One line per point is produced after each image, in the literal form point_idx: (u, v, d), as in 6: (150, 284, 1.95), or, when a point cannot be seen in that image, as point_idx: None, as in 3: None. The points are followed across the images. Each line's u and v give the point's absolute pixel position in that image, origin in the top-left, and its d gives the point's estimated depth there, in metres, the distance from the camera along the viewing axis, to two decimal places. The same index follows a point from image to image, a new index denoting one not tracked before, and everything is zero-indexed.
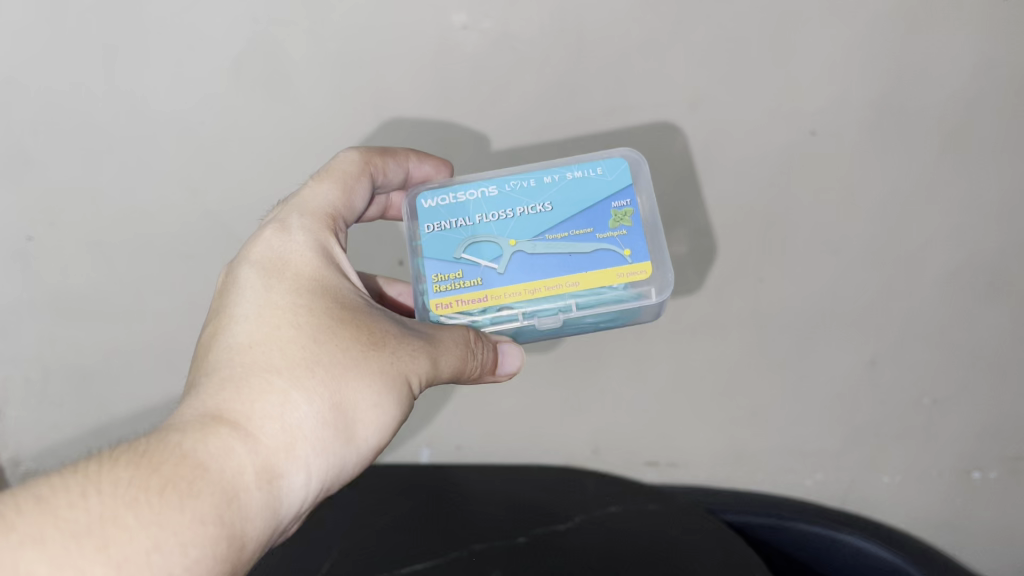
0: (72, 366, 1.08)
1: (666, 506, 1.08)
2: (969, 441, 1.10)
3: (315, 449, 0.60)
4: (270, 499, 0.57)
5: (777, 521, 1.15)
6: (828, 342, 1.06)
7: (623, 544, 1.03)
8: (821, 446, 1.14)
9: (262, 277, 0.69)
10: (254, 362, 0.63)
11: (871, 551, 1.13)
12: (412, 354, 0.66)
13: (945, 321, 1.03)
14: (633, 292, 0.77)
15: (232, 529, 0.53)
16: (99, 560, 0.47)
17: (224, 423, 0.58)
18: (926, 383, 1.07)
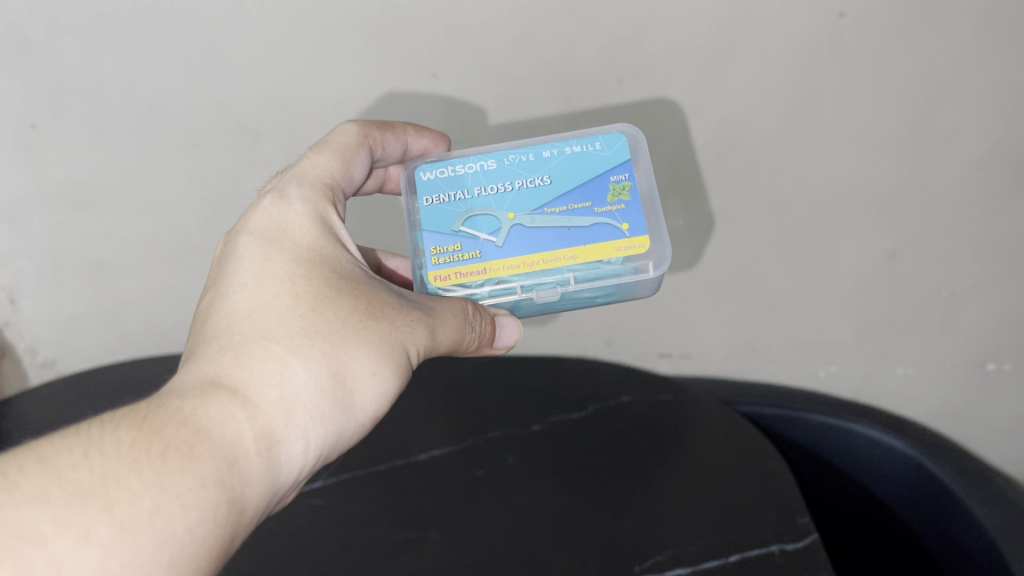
0: (84, 259, 1.14)
1: (678, 397, 1.16)
2: (984, 334, 1.23)
3: (314, 417, 0.61)
4: (269, 465, 0.58)
5: (790, 413, 1.27)
6: (847, 233, 1.11)
7: (638, 431, 1.11)
8: (836, 337, 1.29)
9: (260, 246, 0.70)
10: (252, 330, 0.64)
11: (880, 440, 1.23)
12: (410, 324, 0.68)
13: (967, 215, 1.07)
14: (631, 266, 0.78)
15: (232, 493, 0.55)
16: (103, 518, 0.48)
17: (224, 389, 0.59)
18: (947, 278, 1.16)
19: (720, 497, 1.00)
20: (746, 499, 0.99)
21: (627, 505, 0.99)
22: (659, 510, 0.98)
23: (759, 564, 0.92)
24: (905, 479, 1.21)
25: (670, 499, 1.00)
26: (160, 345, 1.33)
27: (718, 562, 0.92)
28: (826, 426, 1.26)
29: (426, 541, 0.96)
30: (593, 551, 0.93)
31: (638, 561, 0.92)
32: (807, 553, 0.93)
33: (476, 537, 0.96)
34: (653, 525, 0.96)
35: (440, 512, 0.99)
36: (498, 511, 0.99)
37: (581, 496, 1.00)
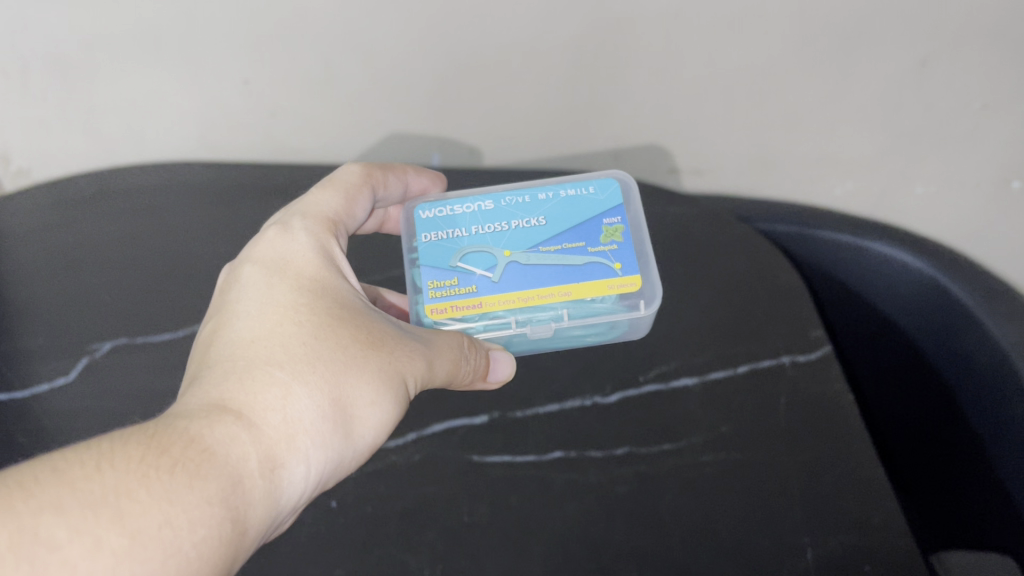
0: (43, 56, 0.98)
1: (690, 208, 1.03)
2: (1011, 151, 1.09)
3: (315, 442, 0.64)
4: (272, 488, 0.60)
5: (800, 230, 1.11)
6: (887, 29, 0.93)
7: (675, 245, 0.99)
8: (856, 154, 1.14)
9: (264, 275, 0.73)
10: (256, 355, 0.66)
11: (896, 259, 1.05)
12: (408, 354, 0.71)
13: (1006, 23, 0.91)
14: (623, 305, 0.81)
15: (237, 513, 0.57)
16: (114, 529, 0.50)
17: (229, 411, 0.61)
18: (982, 90, 1.01)
19: (735, 307, 0.91)
20: (758, 308, 0.91)
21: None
22: (674, 317, 0.91)
23: (769, 376, 0.85)
24: (919, 296, 1.04)
25: (683, 304, 0.92)
26: (140, 155, 1.18)
27: (725, 373, 0.85)
28: (841, 244, 1.09)
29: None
30: (598, 365, 0.86)
31: (644, 371, 0.86)
32: (818, 366, 0.86)
33: None
34: (663, 334, 0.89)
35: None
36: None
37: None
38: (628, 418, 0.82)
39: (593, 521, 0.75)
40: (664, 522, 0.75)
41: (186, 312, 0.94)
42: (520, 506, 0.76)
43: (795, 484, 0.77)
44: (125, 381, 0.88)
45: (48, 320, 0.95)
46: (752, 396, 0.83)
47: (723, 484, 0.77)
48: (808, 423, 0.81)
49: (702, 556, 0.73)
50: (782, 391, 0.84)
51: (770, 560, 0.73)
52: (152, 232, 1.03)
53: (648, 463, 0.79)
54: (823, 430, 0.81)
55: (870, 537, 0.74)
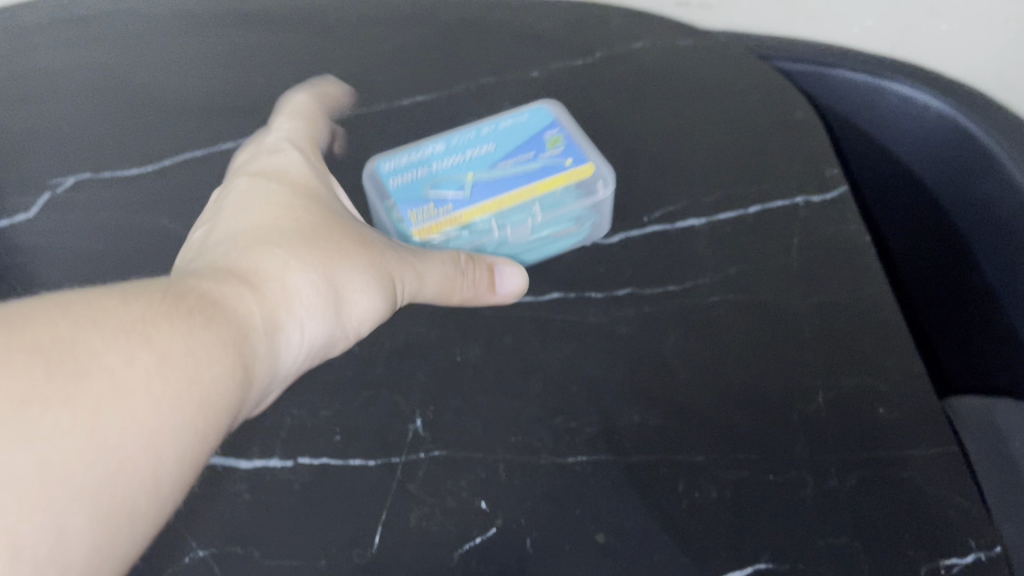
0: None
1: (702, 42, 0.86)
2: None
3: (314, 317, 0.51)
4: (275, 351, 0.47)
5: (821, 69, 0.87)
6: None
7: (667, 84, 0.83)
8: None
9: (253, 182, 0.61)
10: (244, 235, 0.52)
11: (921, 105, 0.83)
12: (398, 259, 0.59)
13: None
14: (585, 193, 0.69)
15: (249, 365, 0.43)
16: (147, 348, 0.35)
17: (233, 273, 0.47)
18: None
19: (752, 136, 0.77)
20: (775, 136, 0.77)
21: (644, 151, 0.77)
22: (683, 148, 0.77)
23: (780, 217, 0.70)
24: (947, 150, 0.83)
25: (693, 137, 0.78)
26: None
27: (735, 214, 0.71)
28: (860, 86, 0.86)
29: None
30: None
31: (648, 212, 0.72)
32: (837, 202, 0.71)
33: None
34: (669, 170, 0.75)
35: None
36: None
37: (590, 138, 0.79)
38: (623, 269, 0.66)
39: (591, 365, 0.60)
40: (668, 360, 0.60)
41: (155, 147, 0.79)
42: (521, 346, 0.61)
43: (810, 323, 0.62)
44: (92, 218, 0.73)
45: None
46: (760, 236, 0.69)
47: (724, 328, 0.62)
48: (824, 267, 0.66)
49: (709, 398, 0.57)
50: (796, 230, 0.69)
51: (779, 400, 0.57)
52: (117, 66, 0.86)
53: (649, 302, 0.64)
54: (838, 273, 0.65)
55: (886, 380, 0.58)
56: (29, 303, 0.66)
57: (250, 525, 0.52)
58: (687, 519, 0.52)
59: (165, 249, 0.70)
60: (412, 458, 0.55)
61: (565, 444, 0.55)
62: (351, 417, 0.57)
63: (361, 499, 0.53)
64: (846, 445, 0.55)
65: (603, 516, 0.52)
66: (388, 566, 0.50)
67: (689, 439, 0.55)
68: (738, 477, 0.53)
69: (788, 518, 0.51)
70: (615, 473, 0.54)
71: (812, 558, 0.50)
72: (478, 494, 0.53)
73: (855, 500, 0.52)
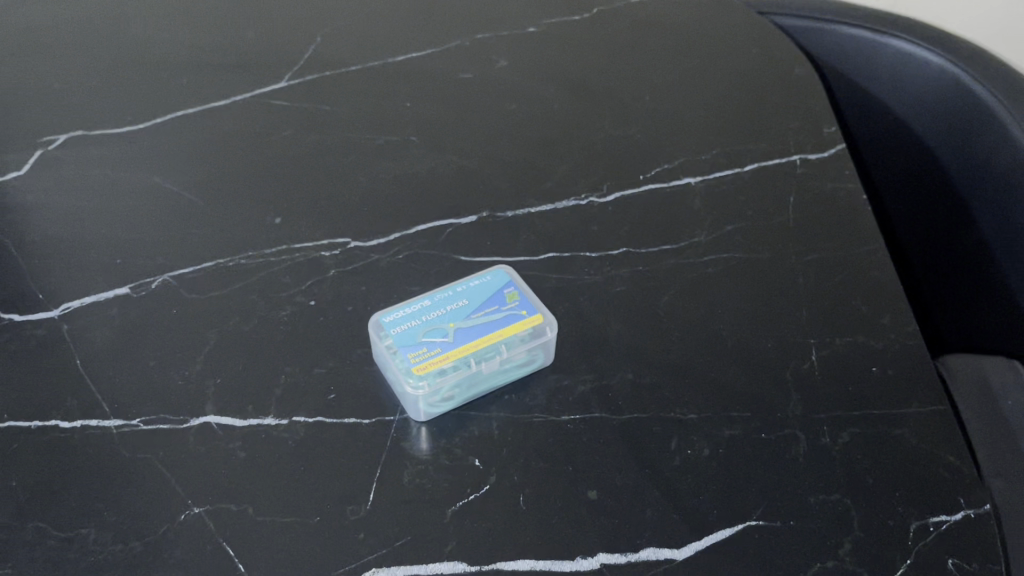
0: None
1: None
2: None
3: (226, 477, 0.52)
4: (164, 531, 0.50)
5: (816, 24, 0.89)
6: None
7: (667, 42, 0.85)
8: None
9: (122, 329, 0.60)
10: (118, 439, 0.54)
11: (919, 58, 0.84)
12: (268, 358, 0.58)
13: None
14: None
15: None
16: (33, 554, 0.49)
17: (44, 505, 0.51)
18: None
19: (746, 102, 0.78)
20: (769, 103, 0.77)
21: (639, 113, 0.77)
22: (678, 112, 0.77)
23: (777, 174, 0.70)
24: (943, 106, 0.84)
25: (687, 102, 0.78)
26: None
27: (731, 173, 0.70)
28: (857, 40, 0.87)
29: (404, 146, 0.75)
30: (597, 157, 0.73)
31: (644, 170, 0.71)
32: (832, 163, 0.71)
33: (462, 142, 0.75)
34: (665, 130, 0.75)
35: (421, 115, 0.77)
36: (485, 119, 0.77)
37: (585, 99, 0.79)
38: (619, 223, 0.67)
39: (585, 324, 0.60)
40: (662, 318, 0.60)
41: (148, 106, 0.79)
42: None
43: (805, 282, 0.62)
44: (84, 176, 0.72)
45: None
46: (757, 194, 0.69)
47: (719, 286, 0.62)
48: (821, 225, 0.66)
49: (703, 356, 0.57)
50: (793, 189, 0.69)
51: (773, 357, 0.57)
52: (110, 30, 0.86)
53: (644, 261, 0.64)
54: (835, 229, 0.65)
55: (879, 338, 0.58)
56: (19, 260, 0.65)
57: (244, 481, 0.52)
58: (680, 475, 0.51)
59: (158, 208, 0.69)
60: (405, 418, 0.55)
61: (559, 401, 0.55)
62: (345, 376, 0.57)
63: (355, 457, 0.53)
64: (839, 402, 0.55)
65: (597, 472, 0.52)
66: (382, 521, 0.50)
67: (682, 397, 0.55)
68: (730, 435, 0.53)
69: (780, 475, 0.51)
70: (608, 430, 0.54)
71: (805, 513, 0.50)
72: (472, 452, 0.53)
73: (848, 456, 0.52)
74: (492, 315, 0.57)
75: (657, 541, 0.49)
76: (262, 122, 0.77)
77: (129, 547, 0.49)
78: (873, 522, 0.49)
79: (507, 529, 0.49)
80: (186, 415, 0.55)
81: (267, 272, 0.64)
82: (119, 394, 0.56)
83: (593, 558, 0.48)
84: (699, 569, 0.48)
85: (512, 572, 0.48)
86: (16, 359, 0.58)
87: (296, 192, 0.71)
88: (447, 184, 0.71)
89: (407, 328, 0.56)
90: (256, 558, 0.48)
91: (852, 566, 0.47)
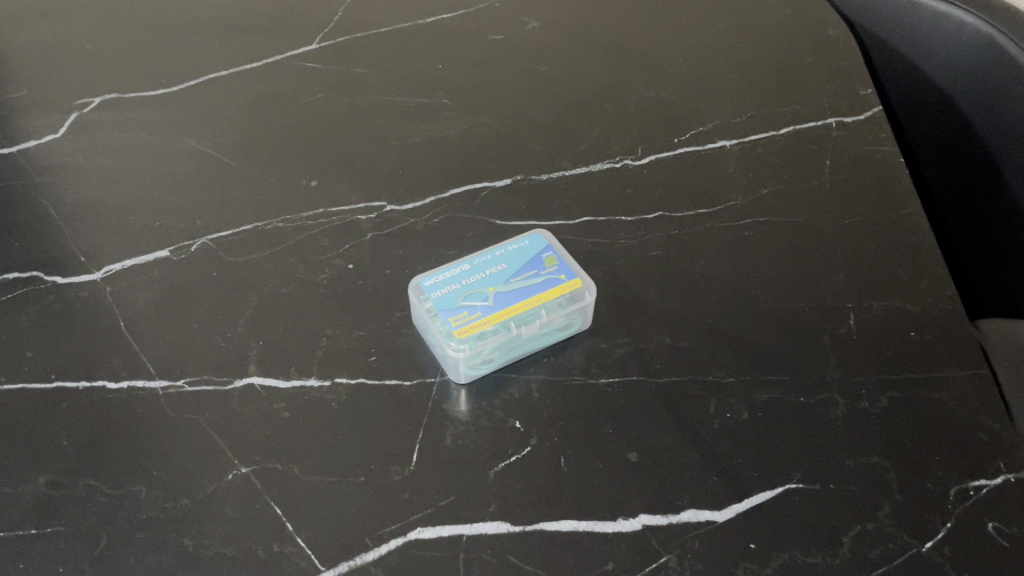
0: None
1: None
2: None
3: (271, 437, 0.53)
4: (213, 490, 0.51)
5: None
6: None
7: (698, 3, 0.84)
8: None
9: (164, 292, 0.61)
10: (164, 401, 0.55)
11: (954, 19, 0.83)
12: (309, 320, 0.59)
13: None
14: None
15: (174, 537, 0.49)
16: (88, 511, 0.50)
17: (96, 464, 0.52)
18: None
19: (780, 64, 0.77)
20: (804, 65, 0.77)
21: (672, 76, 0.77)
22: (711, 74, 0.76)
23: (814, 137, 0.70)
24: (977, 68, 0.83)
25: (721, 65, 0.78)
26: None
27: (766, 136, 0.70)
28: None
29: (438, 109, 0.75)
30: (631, 119, 0.72)
31: (678, 133, 0.71)
32: (868, 126, 0.71)
33: (496, 104, 0.75)
34: (699, 93, 0.75)
35: (454, 78, 0.77)
36: (517, 82, 0.77)
37: (618, 61, 0.78)
38: (654, 187, 0.67)
39: (623, 287, 0.60)
40: (699, 282, 0.60)
41: (180, 69, 0.79)
42: None
43: (842, 246, 0.62)
44: (119, 139, 0.72)
45: (20, 73, 0.79)
46: (793, 157, 0.68)
47: (755, 250, 0.62)
48: (858, 190, 0.66)
49: (741, 321, 0.58)
50: (829, 152, 0.69)
51: (810, 321, 0.58)
52: None
53: (680, 225, 0.64)
54: (872, 194, 0.65)
55: (916, 302, 0.58)
56: (60, 222, 0.66)
57: (289, 441, 0.53)
58: (719, 438, 0.52)
59: (194, 170, 0.70)
60: (445, 380, 0.56)
61: (598, 365, 0.56)
62: (385, 338, 0.58)
63: (398, 418, 0.54)
64: (876, 367, 0.55)
65: (636, 435, 0.52)
66: (426, 481, 0.51)
67: (720, 361, 0.56)
68: (768, 399, 0.54)
69: (818, 439, 0.52)
70: (647, 393, 0.54)
71: (844, 477, 0.50)
72: (512, 414, 0.54)
73: (885, 420, 0.53)
74: (531, 279, 0.57)
75: (697, 503, 0.49)
76: (295, 85, 0.77)
77: (179, 504, 0.50)
78: (912, 486, 0.50)
79: (549, 489, 0.50)
80: (229, 376, 0.56)
81: (305, 235, 0.64)
82: (163, 355, 0.57)
83: (635, 519, 0.49)
84: (739, 530, 0.48)
85: (555, 532, 0.49)
86: (62, 320, 0.59)
87: (331, 154, 0.71)
88: (481, 147, 0.71)
89: (448, 292, 0.57)
90: (304, 516, 0.49)
91: (891, 528, 0.48)
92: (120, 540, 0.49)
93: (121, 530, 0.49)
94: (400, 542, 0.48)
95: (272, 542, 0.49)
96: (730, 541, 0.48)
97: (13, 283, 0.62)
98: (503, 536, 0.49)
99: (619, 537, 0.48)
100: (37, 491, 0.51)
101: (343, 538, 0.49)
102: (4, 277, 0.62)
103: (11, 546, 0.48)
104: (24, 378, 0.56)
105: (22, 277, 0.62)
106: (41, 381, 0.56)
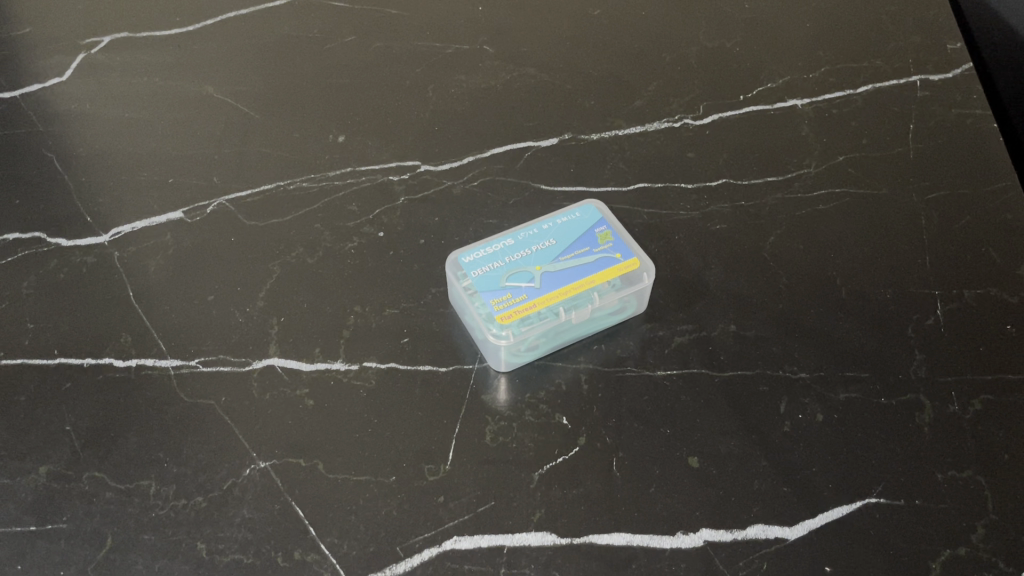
0: None
1: None
2: None
3: (294, 426, 0.48)
4: (228, 488, 0.46)
5: None
6: None
7: None
8: None
9: (178, 258, 0.55)
10: (176, 384, 0.50)
11: None
12: (338, 293, 0.53)
13: None
14: None
15: (186, 539, 0.44)
16: (92, 507, 0.45)
17: (100, 453, 0.47)
18: None
19: (859, 14, 0.70)
20: (885, 15, 0.70)
21: (738, 25, 0.70)
22: (781, 25, 0.69)
23: (897, 100, 0.63)
24: None
25: (791, 15, 0.70)
26: None
27: (842, 95, 0.63)
28: None
29: (479, 56, 0.68)
30: (693, 73, 0.66)
31: (745, 90, 0.64)
32: (957, 86, 0.64)
33: (543, 51, 0.68)
34: (767, 46, 0.68)
35: (497, 21, 0.71)
36: (566, 27, 0.70)
37: (678, 7, 0.71)
38: (718, 149, 0.60)
39: (682, 266, 0.54)
40: (767, 262, 0.54)
41: (196, 7, 0.73)
42: None
43: (928, 224, 0.56)
44: (131, 84, 0.67)
45: (24, 8, 0.72)
46: (873, 121, 0.62)
47: (831, 226, 0.56)
48: (948, 161, 0.59)
49: (816, 307, 0.52)
50: (914, 117, 0.62)
51: (893, 310, 0.52)
52: None
53: (746, 195, 0.58)
54: (964, 165, 0.59)
55: (1014, 291, 0.52)
56: (66, 177, 0.60)
57: (314, 432, 0.47)
58: (791, 443, 0.47)
59: (211, 121, 0.64)
60: (485, 367, 0.50)
61: (654, 354, 0.50)
62: (419, 317, 0.52)
63: (432, 408, 0.48)
64: (968, 364, 0.49)
65: (698, 436, 0.47)
66: (463, 483, 0.46)
67: (792, 353, 0.50)
68: (847, 399, 0.48)
69: (903, 446, 0.46)
70: (709, 388, 0.49)
71: (932, 492, 0.45)
72: (558, 408, 0.48)
73: (979, 427, 0.47)
74: (583, 258, 0.52)
75: (767, 518, 0.44)
76: (322, 27, 0.71)
77: (193, 502, 0.45)
78: (1009, 506, 0.44)
79: (600, 496, 0.45)
80: (248, 356, 0.51)
81: (332, 197, 0.59)
82: (177, 331, 0.52)
83: (696, 534, 0.44)
84: (814, 550, 0.43)
85: (607, 546, 0.43)
86: (68, 289, 0.54)
87: (361, 106, 0.65)
88: (526, 100, 0.65)
89: (489, 270, 0.51)
90: (329, 520, 0.45)
91: (986, 555, 0.43)
92: (127, 542, 0.44)
93: (128, 531, 0.44)
94: (434, 552, 0.43)
95: (295, 548, 0.44)
96: (803, 563, 0.43)
97: (14, 245, 0.56)
98: (548, 549, 0.43)
99: (677, 554, 0.43)
100: (37, 483, 0.46)
101: (372, 546, 0.44)
102: (6, 237, 0.57)
103: (8, 545, 0.44)
104: (26, 354, 0.51)
105: (25, 238, 0.57)
106: (44, 357, 0.51)
